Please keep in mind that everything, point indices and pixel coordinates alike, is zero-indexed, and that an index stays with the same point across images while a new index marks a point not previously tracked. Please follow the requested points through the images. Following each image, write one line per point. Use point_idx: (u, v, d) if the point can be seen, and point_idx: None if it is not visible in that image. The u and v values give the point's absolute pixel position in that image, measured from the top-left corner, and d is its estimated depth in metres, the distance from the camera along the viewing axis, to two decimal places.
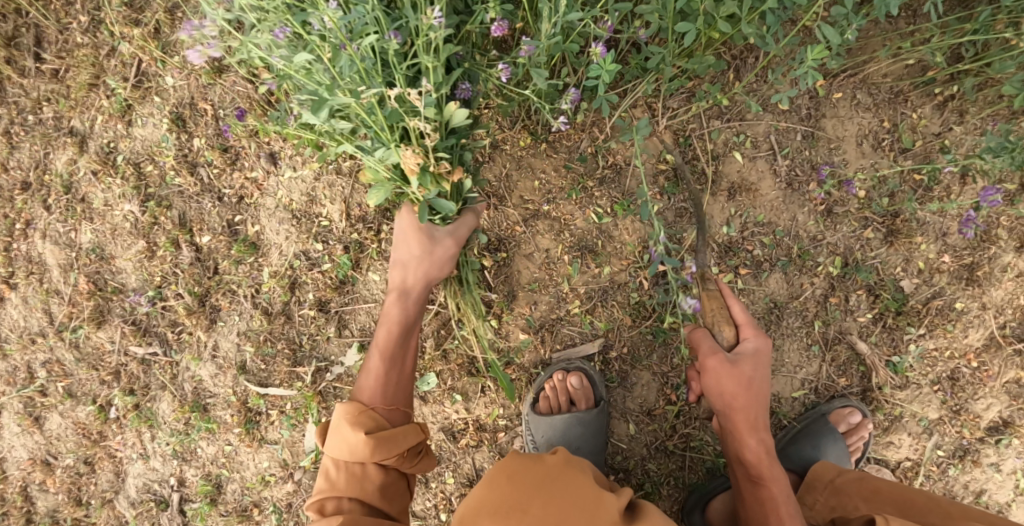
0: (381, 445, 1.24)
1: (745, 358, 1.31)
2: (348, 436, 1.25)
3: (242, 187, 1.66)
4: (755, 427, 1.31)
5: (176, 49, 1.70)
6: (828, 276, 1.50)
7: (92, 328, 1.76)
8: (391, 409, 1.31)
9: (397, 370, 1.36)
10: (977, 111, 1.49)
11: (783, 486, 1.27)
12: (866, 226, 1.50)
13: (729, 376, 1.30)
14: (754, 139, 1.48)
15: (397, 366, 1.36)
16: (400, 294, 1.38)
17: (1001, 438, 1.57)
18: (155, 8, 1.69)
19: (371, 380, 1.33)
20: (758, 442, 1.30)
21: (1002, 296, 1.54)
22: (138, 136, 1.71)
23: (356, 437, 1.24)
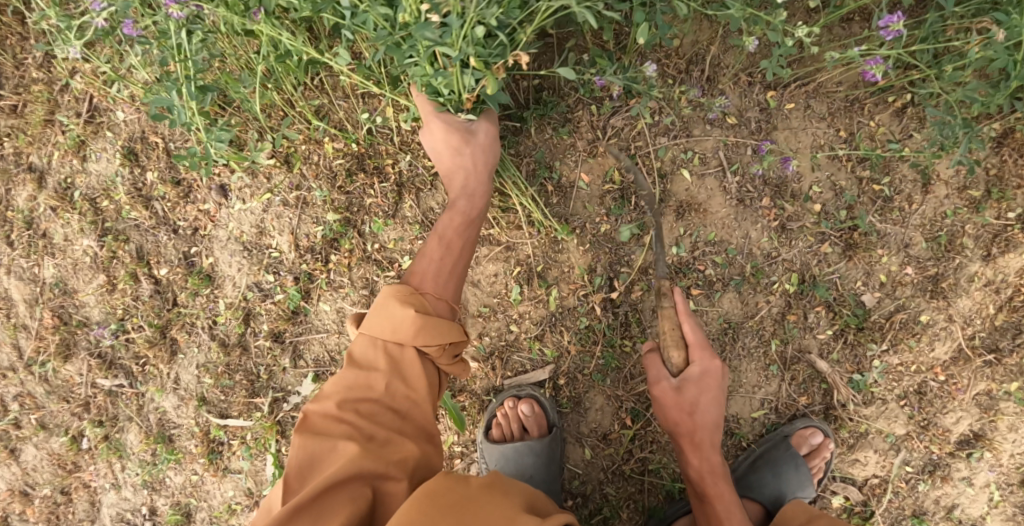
0: (425, 331, 1.18)
1: (689, 383, 1.26)
2: (381, 325, 1.19)
3: (196, 219, 1.68)
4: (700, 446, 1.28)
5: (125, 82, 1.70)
6: (785, 294, 1.45)
7: (60, 361, 1.78)
8: (436, 298, 1.24)
9: (454, 260, 1.30)
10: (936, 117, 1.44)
11: (727, 502, 1.26)
12: (823, 241, 1.45)
13: (671, 404, 1.26)
14: (703, 154, 1.42)
15: (457, 268, 1.30)
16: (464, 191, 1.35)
17: (972, 452, 1.52)
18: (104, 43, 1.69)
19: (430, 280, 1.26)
20: (702, 460, 1.28)
21: (970, 306, 1.49)
22: (93, 171, 1.72)
23: (387, 331, 1.19)
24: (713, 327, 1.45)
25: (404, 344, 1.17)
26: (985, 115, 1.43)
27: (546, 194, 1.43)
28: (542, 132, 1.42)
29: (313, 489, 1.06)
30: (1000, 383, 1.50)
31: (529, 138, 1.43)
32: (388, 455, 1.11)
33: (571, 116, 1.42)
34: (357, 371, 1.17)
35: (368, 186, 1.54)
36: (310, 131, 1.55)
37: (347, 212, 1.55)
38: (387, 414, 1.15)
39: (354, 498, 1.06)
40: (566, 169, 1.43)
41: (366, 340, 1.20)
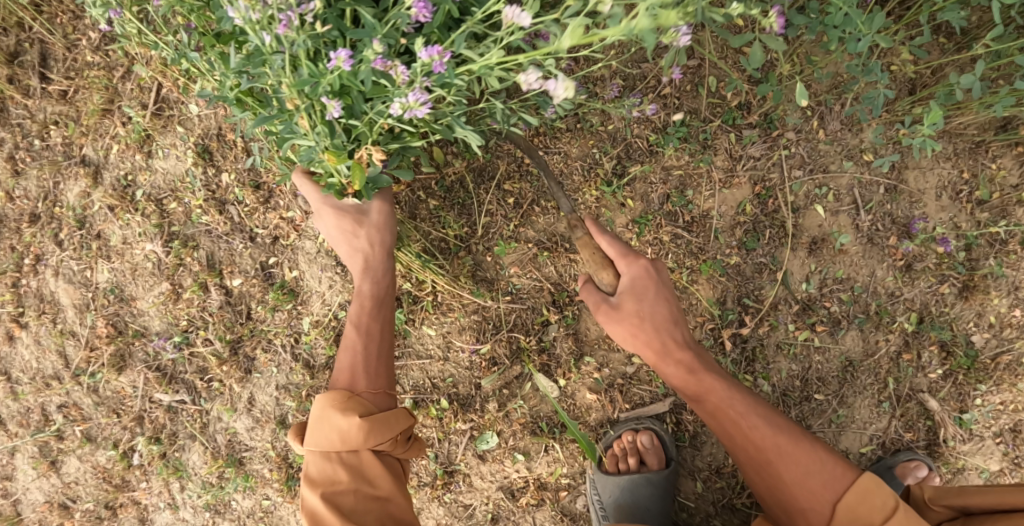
0: (374, 432, 1.18)
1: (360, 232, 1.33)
2: (328, 437, 1.19)
3: (277, 227, 1.56)
4: (663, 352, 1.14)
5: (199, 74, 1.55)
6: (903, 333, 1.45)
7: (113, 374, 1.63)
8: (376, 394, 1.23)
9: (377, 346, 1.27)
10: None
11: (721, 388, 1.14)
12: (943, 282, 1.45)
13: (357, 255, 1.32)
14: (837, 192, 1.40)
15: (379, 331, 1.28)
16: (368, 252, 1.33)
17: None
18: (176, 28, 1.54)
19: (363, 379, 1.24)
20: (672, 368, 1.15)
21: None
22: (159, 169, 1.57)
23: (336, 443, 1.18)
24: (834, 364, 1.43)
25: (359, 449, 1.18)
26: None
27: (678, 225, 1.38)
28: (679, 158, 1.36)
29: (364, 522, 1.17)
30: None
31: (664, 163, 1.36)
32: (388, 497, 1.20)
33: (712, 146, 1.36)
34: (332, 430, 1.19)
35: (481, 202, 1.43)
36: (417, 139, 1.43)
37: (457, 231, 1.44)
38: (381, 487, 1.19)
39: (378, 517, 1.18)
40: (700, 199, 1.37)
41: (319, 456, 1.20)
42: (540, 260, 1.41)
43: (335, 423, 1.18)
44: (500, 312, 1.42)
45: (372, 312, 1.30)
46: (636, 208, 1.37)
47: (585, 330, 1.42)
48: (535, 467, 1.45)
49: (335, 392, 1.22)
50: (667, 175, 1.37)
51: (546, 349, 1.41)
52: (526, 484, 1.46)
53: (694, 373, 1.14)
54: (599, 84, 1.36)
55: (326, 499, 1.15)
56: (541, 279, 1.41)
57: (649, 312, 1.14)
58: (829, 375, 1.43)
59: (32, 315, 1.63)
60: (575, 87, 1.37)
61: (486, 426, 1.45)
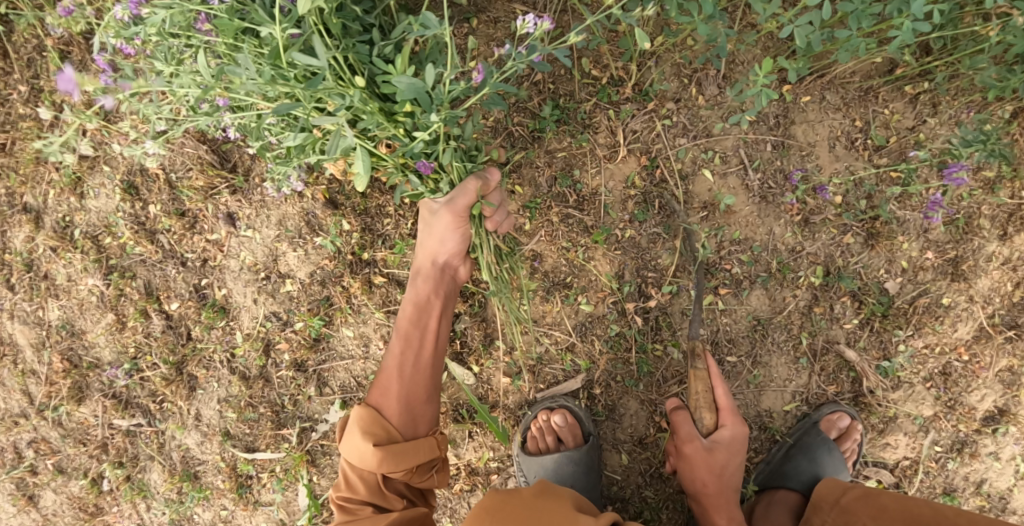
0: (388, 460, 1.25)
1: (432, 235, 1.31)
2: (362, 446, 1.27)
3: (204, 250, 1.64)
4: (692, 438, 1.34)
5: (118, 115, 1.65)
6: (811, 287, 1.46)
7: (73, 405, 1.73)
8: (407, 424, 1.30)
9: (419, 356, 1.33)
10: (950, 102, 1.48)
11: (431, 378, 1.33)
12: (846, 232, 1.46)
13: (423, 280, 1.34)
14: (723, 154, 1.42)
15: (429, 345, 1.33)
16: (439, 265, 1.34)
17: (997, 427, 1.55)
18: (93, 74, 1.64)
19: (395, 405, 1.30)
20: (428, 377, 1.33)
21: (989, 285, 1.52)
22: (92, 208, 1.67)
23: (371, 457, 1.25)
24: (743, 325, 1.45)
25: (375, 471, 1.25)
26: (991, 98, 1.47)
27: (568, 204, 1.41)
28: (560, 140, 1.40)
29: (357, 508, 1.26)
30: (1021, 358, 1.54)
31: (546, 147, 1.41)
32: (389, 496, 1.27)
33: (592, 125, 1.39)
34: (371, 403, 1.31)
35: (382, 206, 1.49)
36: (315, 152, 1.51)
37: (364, 234, 1.49)
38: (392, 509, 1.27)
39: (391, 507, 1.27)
40: (588, 178, 1.41)
41: (353, 465, 1.29)
42: None
43: (357, 443, 1.27)
44: None
45: (414, 319, 1.34)
46: (526, 194, 1.42)
47: (493, 317, 1.46)
48: (463, 453, 1.50)
49: (374, 413, 1.29)
50: (551, 157, 1.41)
51: (458, 339, 1.47)
52: (457, 471, 1.51)
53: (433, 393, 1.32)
54: (477, 80, 1.42)
55: (353, 462, 1.27)
56: None
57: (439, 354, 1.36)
58: (739, 336, 1.45)
59: None
60: (455, 84, 1.42)
61: None
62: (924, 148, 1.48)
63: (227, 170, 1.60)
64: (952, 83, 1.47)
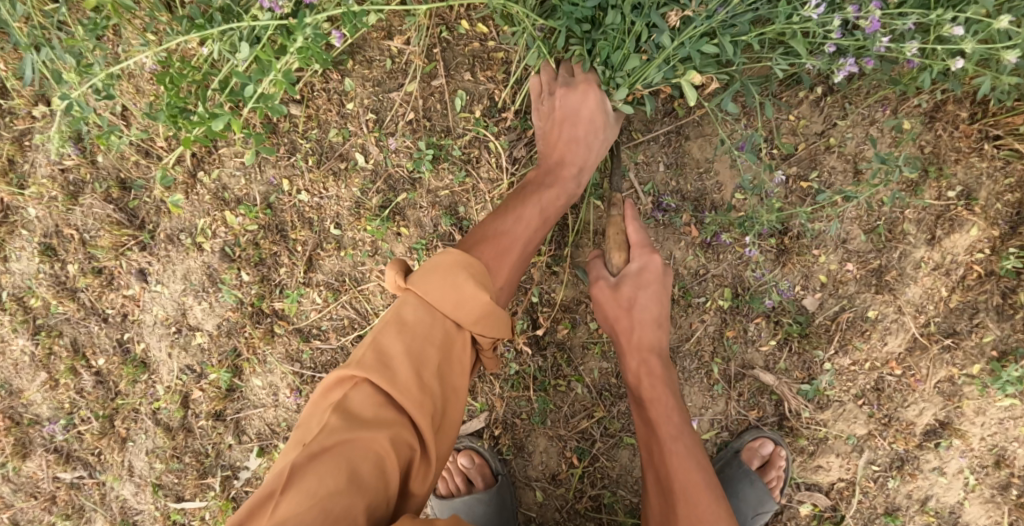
0: (391, 449, 0.98)
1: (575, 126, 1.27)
2: (370, 454, 0.97)
3: (122, 305, 1.65)
4: (643, 348, 1.22)
5: (31, 178, 1.64)
6: (719, 311, 1.41)
7: (18, 461, 1.77)
8: (414, 406, 1.01)
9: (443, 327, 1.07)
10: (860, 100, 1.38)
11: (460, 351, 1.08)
12: (753, 250, 1.39)
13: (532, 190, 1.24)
14: (613, 180, 1.38)
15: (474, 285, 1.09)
16: (576, 168, 1.29)
17: (939, 441, 1.45)
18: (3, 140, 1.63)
19: (501, 274, 1.15)
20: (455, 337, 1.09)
21: (921, 293, 1.43)
22: (15, 271, 1.68)
23: (425, 439, 1.03)
24: None
25: (356, 479, 0.94)
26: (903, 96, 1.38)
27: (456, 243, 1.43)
28: (441, 179, 1.42)
29: (325, 466, 0.94)
30: (961, 367, 1.44)
31: (428, 187, 1.43)
32: (389, 469, 0.97)
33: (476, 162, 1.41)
34: (398, 339, 1.05)
35: (280, 255, 1.49)
36: (214, 205, 1.52)
37: (263, 284, 1.50)
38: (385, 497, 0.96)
39: (360, 474, 0.95)
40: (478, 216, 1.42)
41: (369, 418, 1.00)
42: (341, 300, 1.49)
43: (361, 426, 0.98)
44: (317, 356, 1.51)
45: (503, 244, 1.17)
46: (413, 235, 1.45)
47: None
48: None
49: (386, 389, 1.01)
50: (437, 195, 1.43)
51: None
52: None
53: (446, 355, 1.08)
54: (355, 124, 1.44)
55: (339, 435, 0.97)
56: (346, 315, 1.49)
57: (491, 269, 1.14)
58: None
59: None
60: (336, 129, 1.45)
61: None
62: (835, 154, 1.40)
63: (134, 227, 1.60)
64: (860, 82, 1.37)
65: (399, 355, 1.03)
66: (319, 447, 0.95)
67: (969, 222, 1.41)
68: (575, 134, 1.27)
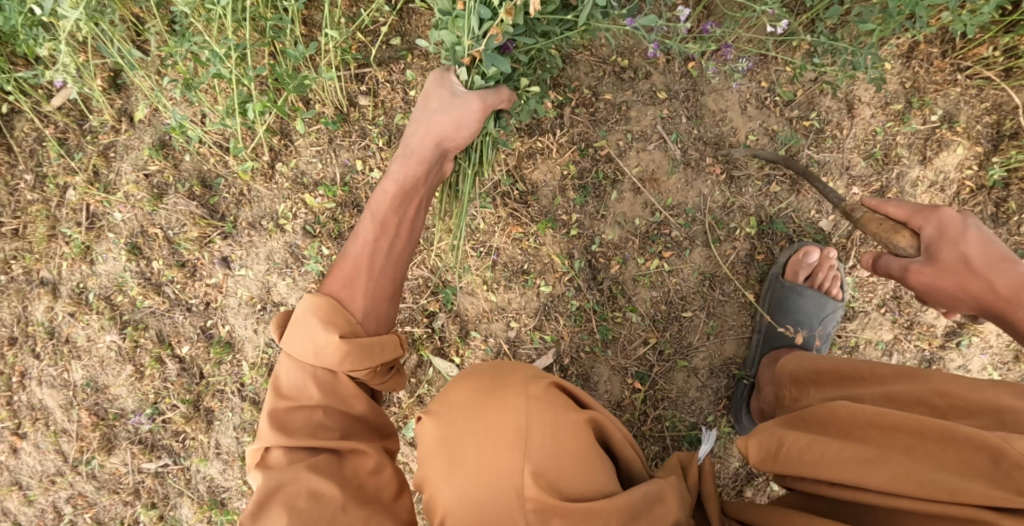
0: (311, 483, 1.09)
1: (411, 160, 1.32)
2: (297, 486, 1.08)
3: (206, 294, 1.82)
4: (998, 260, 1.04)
5: (117, 186, 1.82)
6: (747, 237, 1.61)
7: (104, 456, 1.87)
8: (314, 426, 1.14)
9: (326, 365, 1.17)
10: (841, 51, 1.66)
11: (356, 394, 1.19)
12: (770, 182, 1.61)
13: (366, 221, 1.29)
14: (642, 132, 1.60)
15: (378, 295, 1.25)
16: (440, 141, 1.31)
17: (960, 340, 1.72)
18: (90, 153, 1.82)
19: (360, 298, 1.23)
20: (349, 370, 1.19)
21: (922, 208, 1.73)
22: (102, 272, 1.83)
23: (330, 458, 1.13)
24: (691, 281, 1.60)
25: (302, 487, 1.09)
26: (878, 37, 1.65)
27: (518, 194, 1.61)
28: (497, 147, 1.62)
29: (270, 513, 1.07)
30: None
31: None
32: (331, 497, 1.09)
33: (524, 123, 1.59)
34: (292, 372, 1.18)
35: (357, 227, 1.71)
36: (294, 191, 1.73)
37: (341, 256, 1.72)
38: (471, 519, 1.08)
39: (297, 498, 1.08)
40: (531, 172, 1.61)
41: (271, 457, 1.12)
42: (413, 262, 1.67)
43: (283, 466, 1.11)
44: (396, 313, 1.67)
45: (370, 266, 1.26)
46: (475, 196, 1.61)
47: (466, 311, 1.65)
48: None
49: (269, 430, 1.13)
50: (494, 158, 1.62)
51: (437, 335, 1.66)
52: None
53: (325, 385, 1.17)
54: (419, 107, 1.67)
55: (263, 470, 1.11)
56: (419, 275, 1.66)
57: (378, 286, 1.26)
58: (690, 292, 1.60)
59: (28, 424, 1.87)
60: (402, 113, 1.69)
61: (409, 414, 1.68)
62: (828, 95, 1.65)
63: (217, 219, 1.78)
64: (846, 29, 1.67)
65: (303, 385, 1.17)
66: (262, 504, 1.07)
67: (954, 142, 1.71)
68: (459, 139, 1.31)
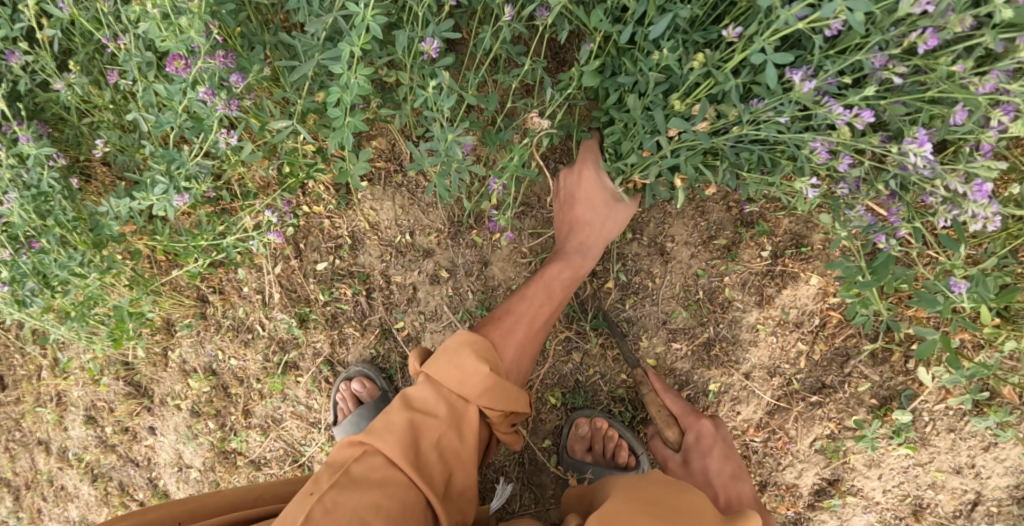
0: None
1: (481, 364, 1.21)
2: (363, 511, 1.03)
3: (117, 463, 1.97)
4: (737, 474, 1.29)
5: (26, 374, 1.96)
6: (556, 408, 1.57)
7: None
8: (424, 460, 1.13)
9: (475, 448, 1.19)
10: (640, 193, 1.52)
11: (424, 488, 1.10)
12: (572, 349, 1.55)
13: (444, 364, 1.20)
14: (433, 311, 1.66)
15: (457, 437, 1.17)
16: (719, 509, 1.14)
17: (832, 500, 1.53)
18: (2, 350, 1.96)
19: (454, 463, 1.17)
20: (466, 472, 1.17)
21: (770, 355, 1.51)
22: (32, 448, 2.01)
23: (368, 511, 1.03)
24: (502, 454, 1.60)
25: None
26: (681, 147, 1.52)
27: (341, 374, 1.73)
28: (315, 336, 1.73)
29: (341, 512, 1.02)
30: (839, 420, 1.51)
31: (309, 341, 1.74)
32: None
33: (340, 307, 1.70)
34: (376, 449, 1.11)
35: (227, 404, 1.84)
36: (183, 376, 1.87)
37: (223, 429, 1.85)
38: (438, 416, 1.17)
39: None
40: (348, 354, 1.73)
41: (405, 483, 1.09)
42: (271, 436, 1.80)
43: (393, 492, 1.07)
44: (269, 478, 1.83)
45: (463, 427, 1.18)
46: (307, 378, 1.76)
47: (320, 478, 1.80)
48: None
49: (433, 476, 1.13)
50: (318, 344, 1.74)
51: None
52: None
53: (455, 425, 1.17)
54: (250, 301, 1.78)
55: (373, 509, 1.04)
56: (279, 445, 1.81)
57: (458, 436, 1.17)
58: (502, 466, 1.61)
59: None
60: (243, 307, 1.79)
61: None
62: (634, 241, 1.52)
63: (140, 395, 1.92)
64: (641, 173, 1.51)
65: (401, 427, 1.14)
66: (328, 494, 1.04)
67: (803, 274, 1.48)
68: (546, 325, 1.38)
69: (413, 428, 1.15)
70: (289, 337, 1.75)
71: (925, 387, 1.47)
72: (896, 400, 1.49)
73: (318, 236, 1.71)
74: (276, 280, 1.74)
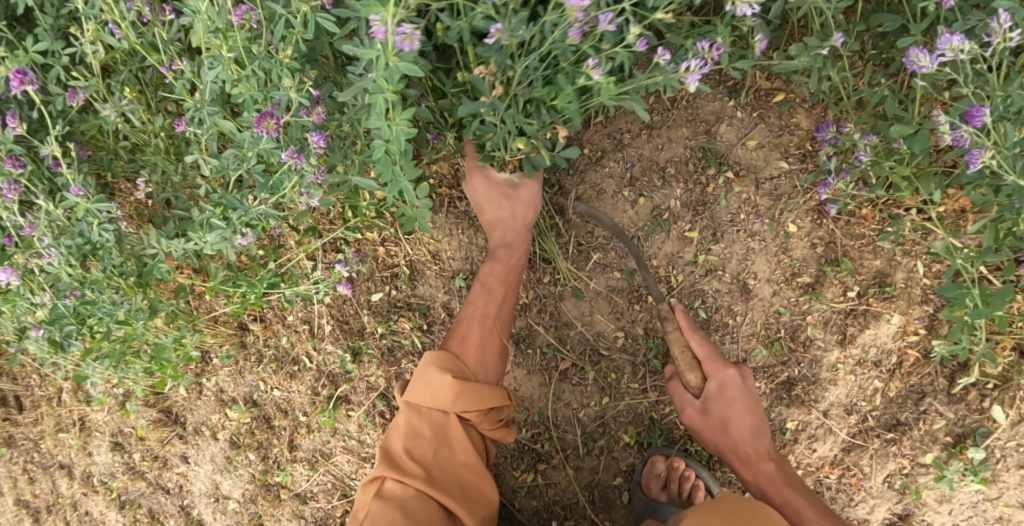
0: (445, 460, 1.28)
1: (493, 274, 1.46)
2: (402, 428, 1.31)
3: (150, 489, 1.89)
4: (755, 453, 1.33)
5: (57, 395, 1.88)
6: (628, 445, 1.54)
7: None
8: (428, 441, 1.28)
9: (497, 304, 1.43)
10: (724, 232, 1.50)
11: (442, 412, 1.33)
12: (647, 387, 1.52)
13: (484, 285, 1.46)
14: None
15: (492, 328, 1.42)
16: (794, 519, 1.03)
17: None
18: (32, 370, 1.88)
19: (472, 352, 1.38)
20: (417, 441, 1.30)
21: (847, 393, 1.52)
22: (58, 471, 1.93)
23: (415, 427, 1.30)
24: (571, 491, 1.56)
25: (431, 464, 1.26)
26: (769, 180, 1.48)
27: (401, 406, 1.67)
28: (369, 369, 1.67)
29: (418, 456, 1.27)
30: (913, 457, 1.50)
31: (361, 376, 1.68)
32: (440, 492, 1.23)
33: (400, 338, 1.65)
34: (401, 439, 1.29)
35: (271, 436, 1.75)
36: (221, 405, 1.78)
37: (265, 461, 1.76)
38: (426, 434, 1.29)
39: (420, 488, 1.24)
40: (408, 385, 1.67)
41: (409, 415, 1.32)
42: (320, 470, 1.74)
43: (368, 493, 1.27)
44: (316, 512, 1.76)
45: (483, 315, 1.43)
46: (363, 410, 1.69)
47: None
48: None
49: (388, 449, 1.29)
50: (374, 375, 1.67)
51: None
52: None
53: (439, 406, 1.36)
54: (300, 330, 1.69)
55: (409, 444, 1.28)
56: (328, 479, 1.75)
57: (482, 324, 1.42)
58: (570, 503, 1.56)
59: None
60: (288, 336, 1.70)
61: None
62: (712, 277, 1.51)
63: (173, 422, 1.83)
64: (724, 211, 1.50)
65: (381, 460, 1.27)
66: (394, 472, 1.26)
67: (886, 314, 1.47)
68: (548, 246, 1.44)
69: (414, 459, 1.27)
70: (345, 368, 1.68)
71: (999, 425, 1.45)
72: (970, 437, 1.47)
73: (376, 265, 1.64)
74: (332, 309, 1.67)
